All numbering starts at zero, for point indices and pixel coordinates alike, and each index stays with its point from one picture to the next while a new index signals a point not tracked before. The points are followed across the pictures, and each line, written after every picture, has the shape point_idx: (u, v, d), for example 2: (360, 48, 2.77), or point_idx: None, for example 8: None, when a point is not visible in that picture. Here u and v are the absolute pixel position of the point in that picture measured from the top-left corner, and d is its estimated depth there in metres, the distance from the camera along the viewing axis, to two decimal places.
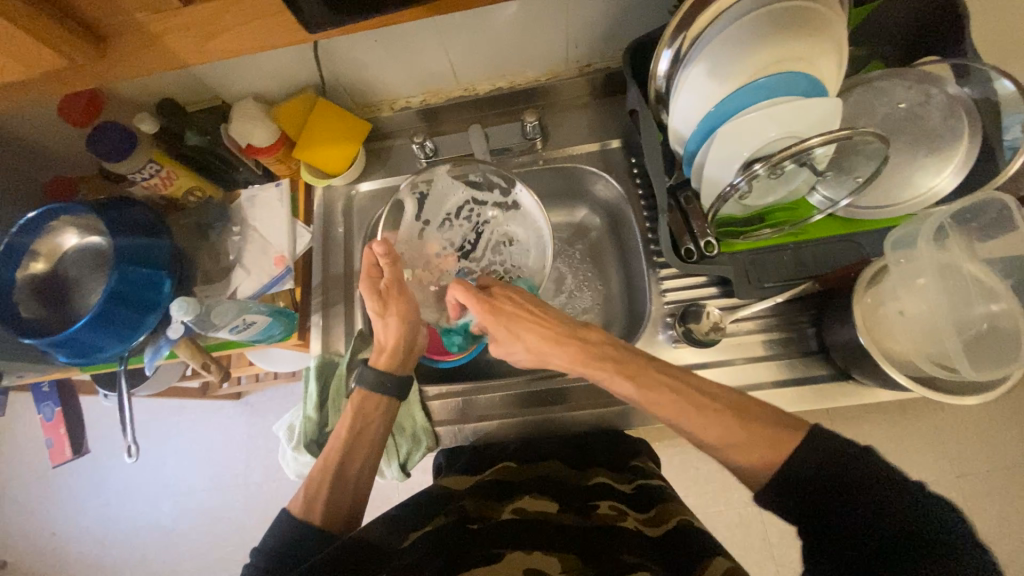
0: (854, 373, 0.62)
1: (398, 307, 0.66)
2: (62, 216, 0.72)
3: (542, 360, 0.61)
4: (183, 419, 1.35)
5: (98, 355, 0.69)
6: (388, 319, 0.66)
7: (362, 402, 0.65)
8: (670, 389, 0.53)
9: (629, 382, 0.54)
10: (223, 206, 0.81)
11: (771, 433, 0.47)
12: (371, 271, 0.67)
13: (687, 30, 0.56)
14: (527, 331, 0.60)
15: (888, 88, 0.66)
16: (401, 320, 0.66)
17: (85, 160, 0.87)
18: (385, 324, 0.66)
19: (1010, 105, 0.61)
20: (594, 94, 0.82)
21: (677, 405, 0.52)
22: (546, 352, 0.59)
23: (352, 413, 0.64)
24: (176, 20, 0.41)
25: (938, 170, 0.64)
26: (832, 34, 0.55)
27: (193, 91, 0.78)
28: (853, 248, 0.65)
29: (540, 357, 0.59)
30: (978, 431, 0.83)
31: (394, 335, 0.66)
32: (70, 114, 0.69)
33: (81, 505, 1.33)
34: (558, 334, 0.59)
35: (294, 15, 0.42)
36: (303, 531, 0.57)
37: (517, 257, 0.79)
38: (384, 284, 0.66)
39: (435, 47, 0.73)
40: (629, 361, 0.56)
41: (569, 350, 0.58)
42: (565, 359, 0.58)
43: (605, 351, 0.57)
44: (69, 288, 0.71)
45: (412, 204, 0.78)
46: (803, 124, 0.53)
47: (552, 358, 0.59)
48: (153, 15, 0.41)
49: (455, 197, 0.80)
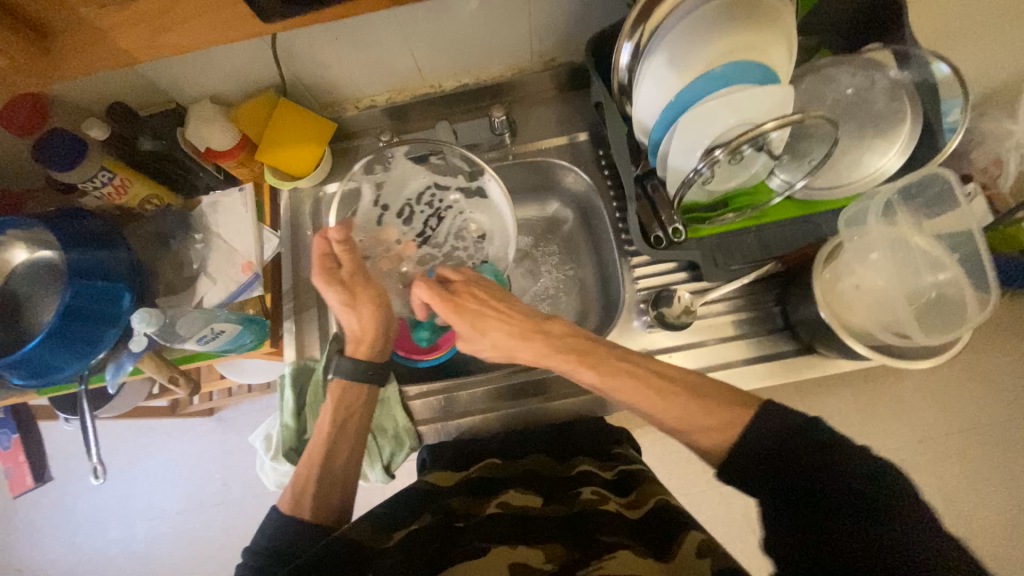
0: (817, 346, 0.65)
1: (368, 294, 0.65)
2: (8, 231, 0.68)
3: (509, 355, 0.61)
4: (151, 438, 1.30)
5: (56, 374, 0.65)
6: (360, 307, 0.64)
7: (344, 391, 0.64)
8: (630, 373, 0.55)
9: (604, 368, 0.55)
10: (184, 214, 0.79)
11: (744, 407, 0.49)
12: (326, 263, 0.65)
13: (646, 23, 0.57)
14: (492, 327, 0.60)
15: (835, 75, 0.70)
16: (374, 307, 0.65)
17: (30, 172, 0.83)
18: (360, 314, 0.65)
19: (947, 90, 0.65)
20: (559, 88, 0.83)
21: (635, 390, 0.54)
22: (512, 347, 0.59)
23: (334, 402, 0.63)
24: (124, 14, 0.40)
25: (885, 151, 0.67)
26: (780, 25, 0.57)
27: (145, 95, 0.75)
28: (811, 229, 0.68)
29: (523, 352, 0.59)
30: (935, 399, 0.89)
31: (371, 323, 0.65)
32: (12, 122, 0.66)
33: (45, 536, 1.26)
34: (522, 328, 0.60)
35: (250, 9, 0.41)
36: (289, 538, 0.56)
37: (484, 243, 0.79)
38: (347, 273, 0.65)
39: (398, 43, 0.72)
40: (581, 347, 0.58)
41: (537, 341, 0.58)
42: (535, 352, 0.58)
43: (570, 341, 0.58)
44: (18, 306, 0.68)
45: (370, 188, 0.77)
46: (756, 111, 0.55)
47: (519, 352, 0.59)
48: (98, 10, 0.39)
49: (416, 181, 0.79)
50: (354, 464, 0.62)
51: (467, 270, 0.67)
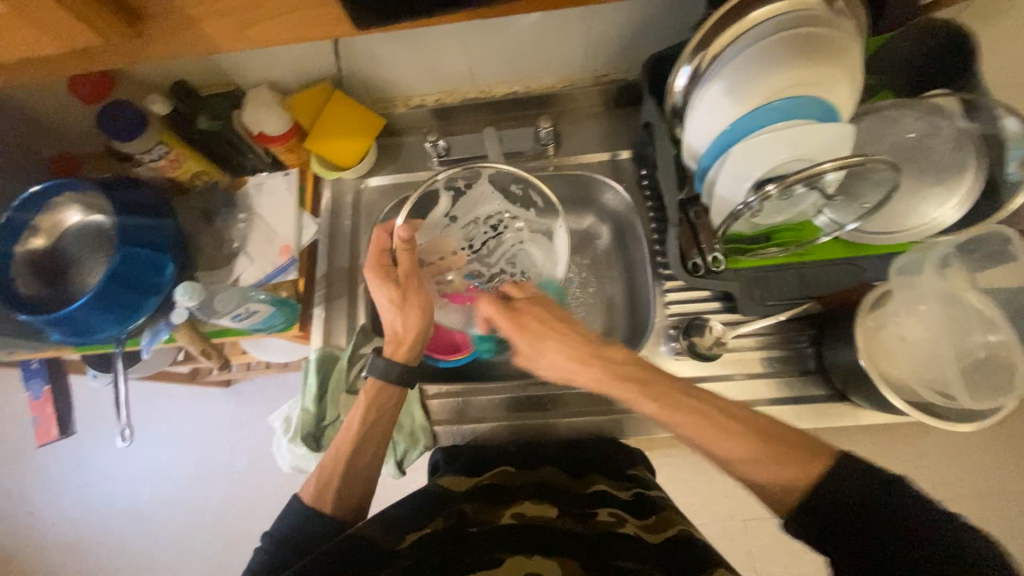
0: (850, 394, 0.63)
1: (418, 300, 0.66)
2: (67, 193, 0.71)
3: (565, 379, 0.59)
4: (169, 404, 1.33)
5: (96, 335, 0.68)
6: (408, 310, 0.66)
7: (377, 392, 0.64)
8: (702, 414, 0.51)
9: (660, 405, 0.53)
10: (230, 193, 0.81)
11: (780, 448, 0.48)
12: (383, 258, 0.68)
13: (708, 48, 0.56)
14: (550, 347, 0.58)
15: (898, 117, 0.68)
16: (419, 312, 0.66)
17: (90, 138, 0.86)
18: (405, 317, 0.66)
19: (1015, 141, 0.61)
20: (607, 104, 0.83)
21: (701, 428, 0.51)
22: (570, 370, 0.58)
23: (367, 401, 0.63)
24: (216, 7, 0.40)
25: (943, 201, 0.64)
26: (848, 62, 0.55)
27: (207, 75, 0.77)
28: (855, 273, 0.65)
29: (576, 376, 0.58)
30: (964, 460, 0.85)
31: (415, 327, 0.66)
32: (81, 91, 0.69)
33: (61, 486, 1.31)
34: (582, 351, 0.58)
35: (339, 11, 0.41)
36: (307, 526, 0.57)
37: (528, 273, 0.79)
38: (403, 273, 0.66)
39: (456, 47, 0.73)
40: (625, 376, 0.55)
41: (588, 370, 0.57)
42: (591, 378, 0.57)
43: (630, 371, 0.56)
44: (69, 266, 0.71)
45: (447, 199, 0.80)
46: (815, 148, 0.54)
47: (580, 377, 0.57)
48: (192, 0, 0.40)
49: (490, 205, 0.81)
50: (378, 456, 0.63)
51: (530, 287, 0.65)
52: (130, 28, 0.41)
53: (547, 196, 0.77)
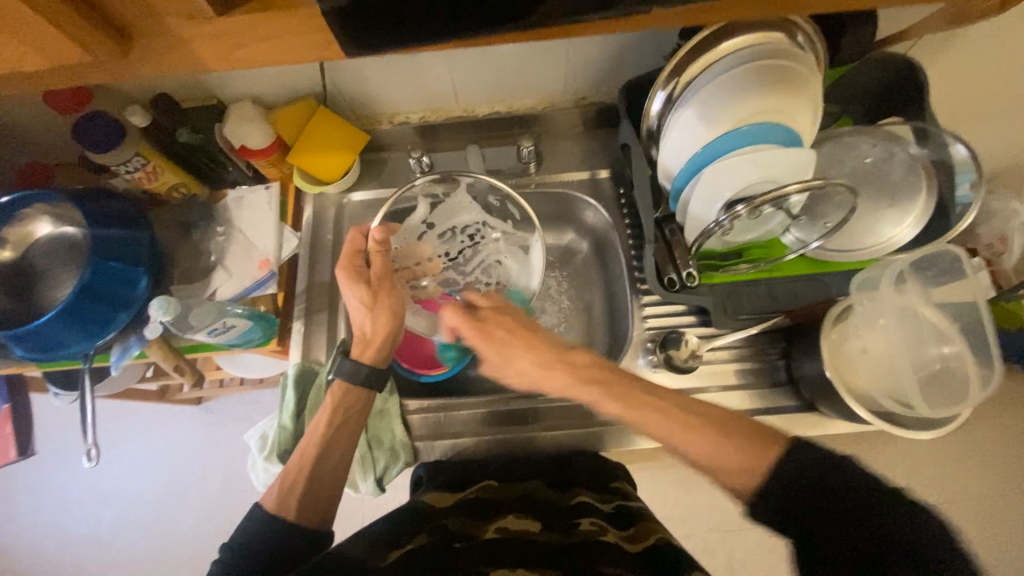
0: (818, 405, 0.66)
1: (387, 302, 0.67)
2: (36, 205, 0.69)
3: (530, 385, 0.60)
4: (136, 422, 1.28)
5: (63, 351, 0.66)
6: (376, 312, 0.66)
7: (343, 395, 0.64)
8: (659, 409, 0.53)
9: (625, 406, 0.55)
10: (208, 206, 0.80)
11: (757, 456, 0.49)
12: (356, 260, 0.68)
13: (680, 76, 0.59)
14: (517, 356, 0.60)
15: (855, 143, 0.72)
16: (389, 316, 0.66)
17: (62, 148, 0.84)
18: (374, 319, 0.66)
19: (960, 167, 0.67)
20: (586, 125, 0.86)
21: (660, 424, 0.53)
22: (535, 376, 0.59)
23: (333, 404, 0.63)
24: (208, 29, 0.40)
25: (897, 221, 0.69)
26: (808, 92, 0.59)
27: (188, 88, 0.77)
28: (821, 288, 0.69)
29: (543, 383, 0.59)
30: (928, 468, 0.90)
31: (382, 331, 0.66)
32: (56, 101, 0.68)
33: (14, 511, 1.23)
34: (548, 357, 0.59)
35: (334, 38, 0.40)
36: (270, 535, 0.55)
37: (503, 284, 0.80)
38: (375, 274, 0.67)
39: (441, 67, 0.75)
40: (605, 385, 0.56)
41: (554, 375, 0.58)
42: (558, 382, 0.58)
43: (592, 374, 0.57)
44: (36, 279, 0.69)
45: (425, 206, 0.80)
46: (781, 171, 0.57)
47: (546, 383, 0.58)
48: (184, 21, 0.40)
49: (468, 215, 0.81)
50: (347, 459, 0.63)
51: (496, 295, 0.66)
52: (117, 45, 0.41)
53: (524, 209, 0.78)
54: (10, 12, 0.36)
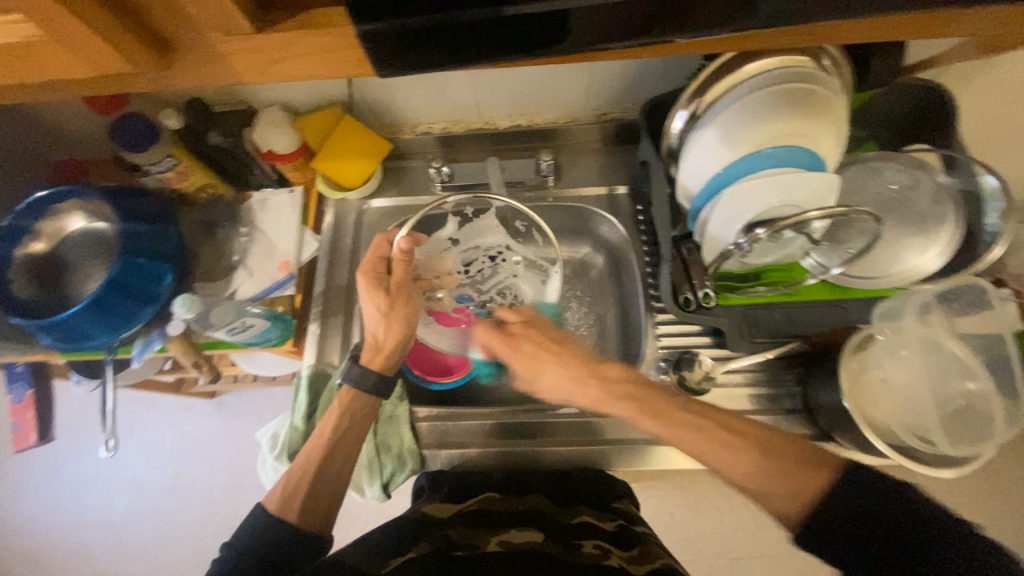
0: (834, 434, 0.64)
1: (403, 312, 0.68)
2: (72, 199, 0.73)
3: (565, 398, 0.62)
4: (151, 413, 1.31)
5: (88, 342, 0.68)
6: (391, 320, 0.67)
7: (351, 399, 0.65)
8: (695, 426, 0.54)
9: (664, 419, 0.55)
10: (234, 207, 0.82)
11: (777, 482, 0.48)
12: (378, 264, 0.69)
13: (704, 95, 0.59)
14: (548, 369, 0.62)
15: (881, 169, 0.71)
16: (404, 324, 0.67)
17: (99, 147, 0.87)
18: (389, 325, 0.67)
19: (989, 199, 0.65)
20: (606, 141, 0.86)
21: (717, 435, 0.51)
22: (567, 391, 0.61)
23: (340, 407, 0.64)
24: (245, 43, 0.42)
25: (923, 250, 0.67)
26: (833, 116, 0.59)
27: (220, 93, 0.79)
28: (841, 314, 0.66)
29: (579, 396, 0.60)
30: (946, 503, 0.87)
31: (395, 337, 0.67)
32: (96, 104, 0.71)
33: (31, 494, 1.27)
34: (578, 371, 0.61)
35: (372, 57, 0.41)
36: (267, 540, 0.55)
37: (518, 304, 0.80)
38: (395, 282, 0.68)
39: (466, 81, 0.76)
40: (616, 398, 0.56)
41: (586, 390, 0.59)
42: (587, 397, 0.60)
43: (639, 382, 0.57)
44: (65, 271, 0.71)
45: (454, 223, 0.83)
46: (801, 195, 0.56)
47: (579, 396, 0.60)
48: (223, 36, 0.42)
49: (493, 238, 0.83)
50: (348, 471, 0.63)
51: (526, 310, 0.68)
52: (158, 56, 0.42)
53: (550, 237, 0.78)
54: (64, 26, 0.38)
